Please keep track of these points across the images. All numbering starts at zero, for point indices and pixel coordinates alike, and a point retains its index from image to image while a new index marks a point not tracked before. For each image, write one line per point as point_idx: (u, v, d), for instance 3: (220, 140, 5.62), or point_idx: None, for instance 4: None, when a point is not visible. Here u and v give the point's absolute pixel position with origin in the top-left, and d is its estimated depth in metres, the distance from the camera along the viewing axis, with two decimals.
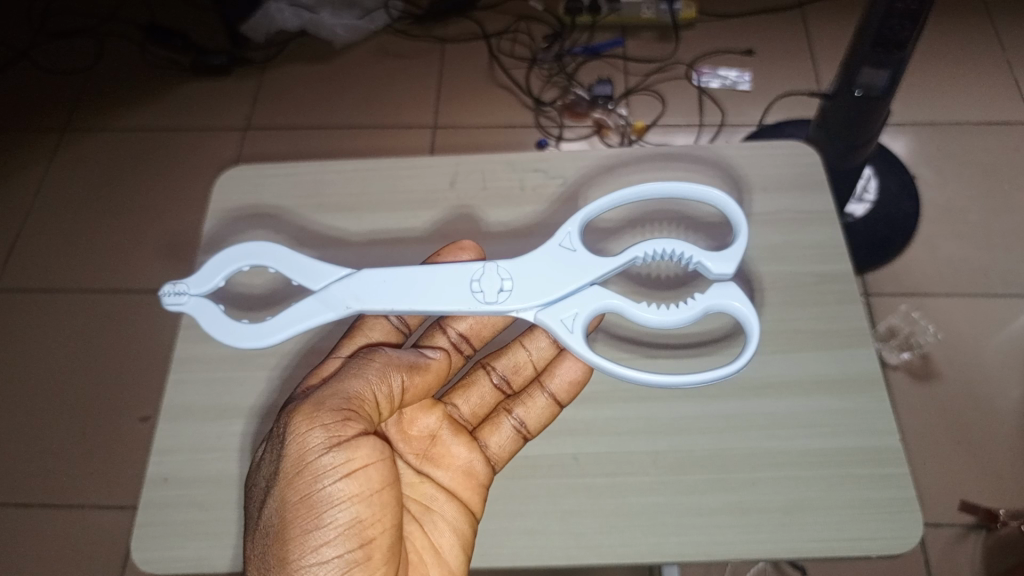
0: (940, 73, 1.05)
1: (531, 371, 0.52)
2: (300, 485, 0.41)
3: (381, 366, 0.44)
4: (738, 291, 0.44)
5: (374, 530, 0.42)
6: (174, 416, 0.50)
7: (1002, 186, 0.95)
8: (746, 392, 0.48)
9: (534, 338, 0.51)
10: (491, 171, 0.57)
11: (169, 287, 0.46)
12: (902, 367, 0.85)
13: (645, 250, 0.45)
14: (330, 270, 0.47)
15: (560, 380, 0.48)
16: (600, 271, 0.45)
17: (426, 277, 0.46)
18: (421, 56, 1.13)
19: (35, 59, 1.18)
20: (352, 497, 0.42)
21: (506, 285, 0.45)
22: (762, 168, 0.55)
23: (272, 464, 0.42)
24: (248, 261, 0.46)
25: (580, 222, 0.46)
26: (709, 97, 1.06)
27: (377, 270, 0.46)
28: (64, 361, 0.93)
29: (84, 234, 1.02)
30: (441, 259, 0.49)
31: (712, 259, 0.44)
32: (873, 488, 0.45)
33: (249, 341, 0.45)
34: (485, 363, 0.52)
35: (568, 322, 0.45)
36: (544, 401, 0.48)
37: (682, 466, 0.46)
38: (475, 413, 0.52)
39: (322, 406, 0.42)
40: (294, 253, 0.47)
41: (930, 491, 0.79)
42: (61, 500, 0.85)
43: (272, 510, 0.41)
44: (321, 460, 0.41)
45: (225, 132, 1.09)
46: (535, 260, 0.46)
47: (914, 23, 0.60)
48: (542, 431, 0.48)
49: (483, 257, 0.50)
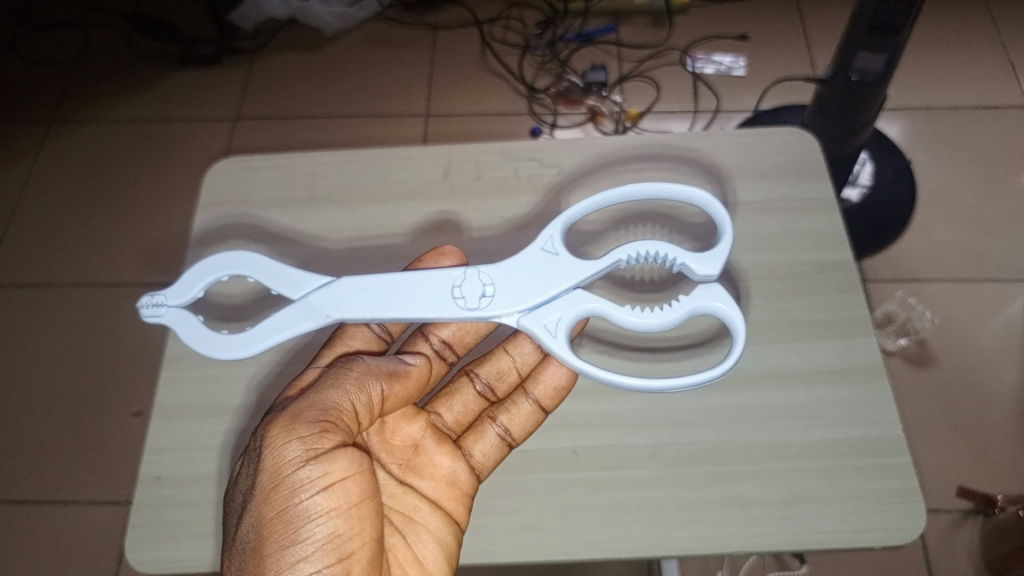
0: (936, 56, 1.04)
1: (515, 377, 0.51)
2: (278, 499, 0.41)
3: (360, 375, 0.44)
4: (723, 291, 0.43)
5: (353, 544, 0.42)
6: (167, 414, 0.49)
7: (998, 170, 0.95)
8: (746, 384, 0.47)
9: (517, 344, 0.51)
10: (485, 162, 0.56)
11: (147, 299, 0.45)
12: (899, 353, 0.85)
13: (628, 252, 0.44)
14: (310, 279, 0.46)
15: (544, 386, 0.47)
16: (583, 276, 0.44)
17: (406, 283, 0.45)
18: (412, 43, 1.12)
19: (21, 51, 1.16)
20: (330, 511, 0.42)
21: (487, 290, 0.45)
22: (759, 156, 0.54)
23: (248, 478, 0.42)
24: (226, 270, 0.46)
25: (562, 224, 0.46)
26: (704, 83, 1.05)
27: (356, 277, 0.46)
28: (56, 355, 0.93)
29: (73, 227, 1.01)
30: (422, 264, 0.49)
31: (697, 261, 0.43)
32: (876, 478, 0.45)
33: (232, 351, 0.44)
34: (469, 370, 0.52)
35: (550, 327, 0.44)
36: (528, 406, 0.47)
37: (683, 460, 0.46)
38: (458, 422, 0.52)
39: (299, 418, 0.42)
40: (273, 261, 0.46)
41: (929, 477, 0.78)
42: (55, 496, 0.85)
43: (248, 526, 0.41)
44: (298, 474, 0.41)
45: (214, 123, 1.08)
46: (518, 264, 0.45)
47: (911, 7, 0.60)
48: (528, 437, 0.47)
49: (464, 262, 0.49)
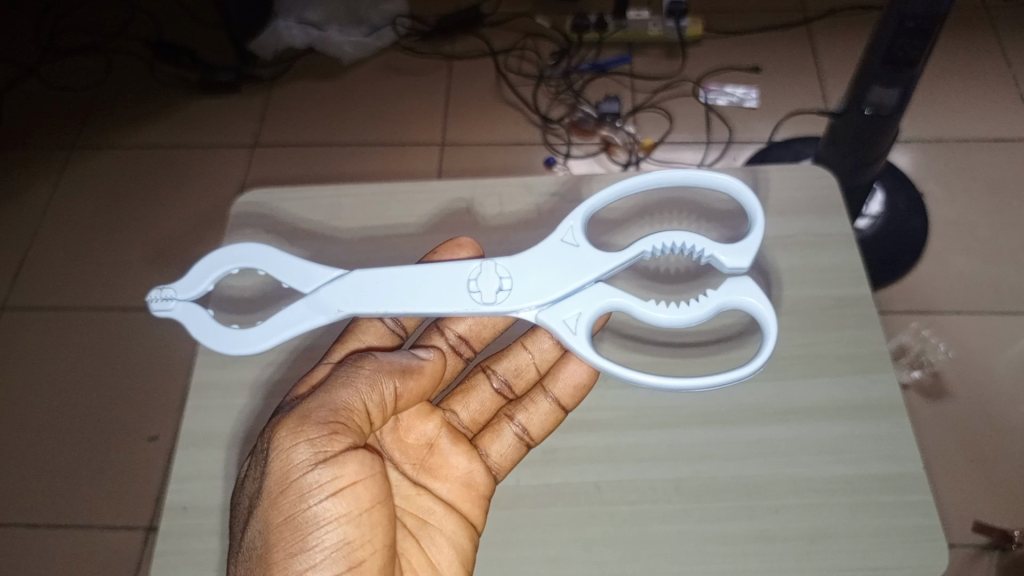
0: (947, 89, 1.05)
1: (533, 374, 0.53)
2: (285, 505, 0.42)
3: (372, 372, 0.45)
4: (751, 285, 0.44)
5: (364, 552, 0.43)
6: (193, 443, 0.49)
7: (1009, 203, 0.95)
8: (769, 418, 0.48)
9: (536, 340, 0.52)
10: (508, 195, 0.57)
11: (156, 292, 0.46)
12: (913, 385, 0.85)
13: (654, 244, 0.45)
14: (322, 274, 0.47)
15: (563, 384, 0.49)
16: (604, 269, 0.45)
17: (422, 277, 0.46)
18: (429, 72, 1.14)
19: (43, 77, 1.18)
20: (340, 517, 0.42)
21: (504, 284, 0.46)
22: (779, 192, 0.55)
23: (255, 482, 0.43)
24: (238, 262, 0.47)
25: (582, 215, 0.47)
26: (717, 114, 1.06)
27: (371, 270, 0.47)
28: (73, 378, 0.93)
29: (91, 250, 1.02)
30: (438, 256, 0.50)
31: (725, 253, 0.44)
32: (897, 515, 0.45)
33: (249, 346, 0.45)
34: (486, 367, 0.54)
35: (570, 323, 0.45)
36: (547, 405, 0.49)
37: (705, 493, 0.46)
38: (474, 420, 0.53)
39: (307, 420, 0.43)
40: (282, 254, 0.47)
41: (946, 511, 0.78)
42: (68, 521, 0.85)
43: (255, 532, 0.42)
44: (308, 477, 0.42)
45: (233, 149, 1.09)
46: (539, 256, 0.46)
47: (925, 41, 0.61)
48: (545, 437, 0.49)
49: (479, 254, 0.51)
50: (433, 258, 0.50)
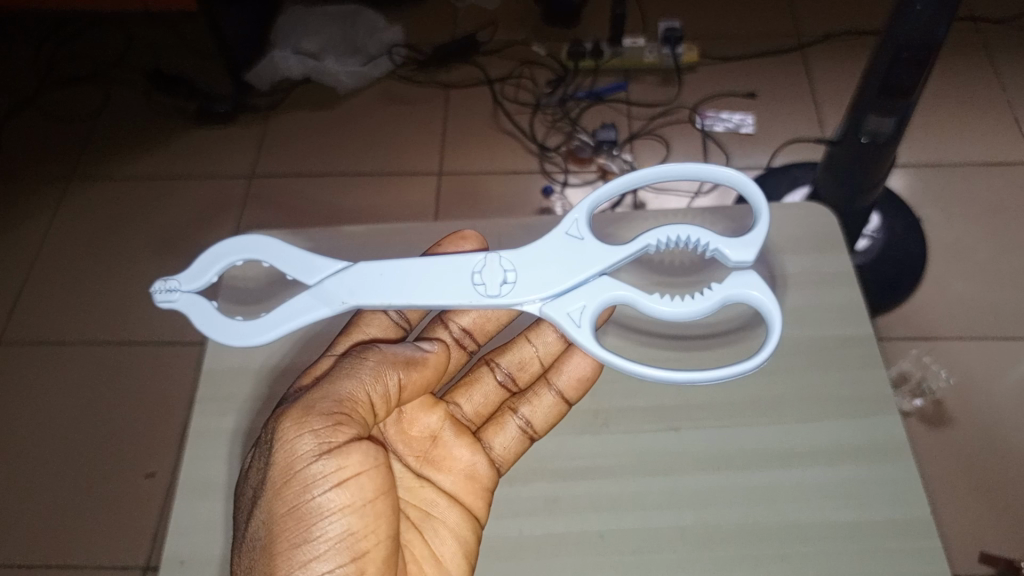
0: (944, 113, 1.05)
1: (537, 367, 0.55)
2: (289, 495, 0.42)
3: (376, 364, 0.45)
4: (757, 279, 0.43)
5: (367, 542, 0.42)
6: (192, 491, 0.49)
7: (1008, 227, 0.95)
8: (774, 462, 0.47)
9: (540, 333, 0.54)
10: (508, 236, 0.58)
11: (159, 283, 0.45)
12: (916, 413, 0.84)
13: (658, 237, 0.45)
14: (327, 266, 0.47)
15: (567, 377, 0.51)
16: (608, 261, 0.45)
17: (426, 271, 0.46)
18: (426, 100, 1.14)
19: (41, 107, 1.18)
20: (344, 508, 0.42)
21: (509, 276, 0.45)
22: (782, 229, 0.55)
23: (259, 473, 0.43)
24: (243, 254, 0.46)
25: (588, 208, 0.46)
26: (714, 140, 1.06)
27: (374, 263, 0.46)
28: (69, 413, 0.93)
29: (88, 284, 1.02)
30: (443, 248, 0.51)
31: (731, 247, 0.44)
32: (905, 562, 0.44)
33: (251, 340, 0.45)
34: (490, 360, 0.55)
35: (574, 316, 0.44)
36: (551, 397, 0.51)
37: (711, 542, 0.46)
38: (478, 413, 0.55)
39: (312, 410, 0.43)
40: (287, 247, 0.47)
41: (952, 542, 0.77)
42: (65, 561, 0.84)
43: (259, 522, 0.42)
44: (311, 468, 0.42)
45: (230, 180, 1.09)
46: (542, 248, 0.46)
47: (920, 70, 0.61)
48: (549, 430, 0.50)
49: (483, 247, 0.52)
50: (439, 249, 0.51)
